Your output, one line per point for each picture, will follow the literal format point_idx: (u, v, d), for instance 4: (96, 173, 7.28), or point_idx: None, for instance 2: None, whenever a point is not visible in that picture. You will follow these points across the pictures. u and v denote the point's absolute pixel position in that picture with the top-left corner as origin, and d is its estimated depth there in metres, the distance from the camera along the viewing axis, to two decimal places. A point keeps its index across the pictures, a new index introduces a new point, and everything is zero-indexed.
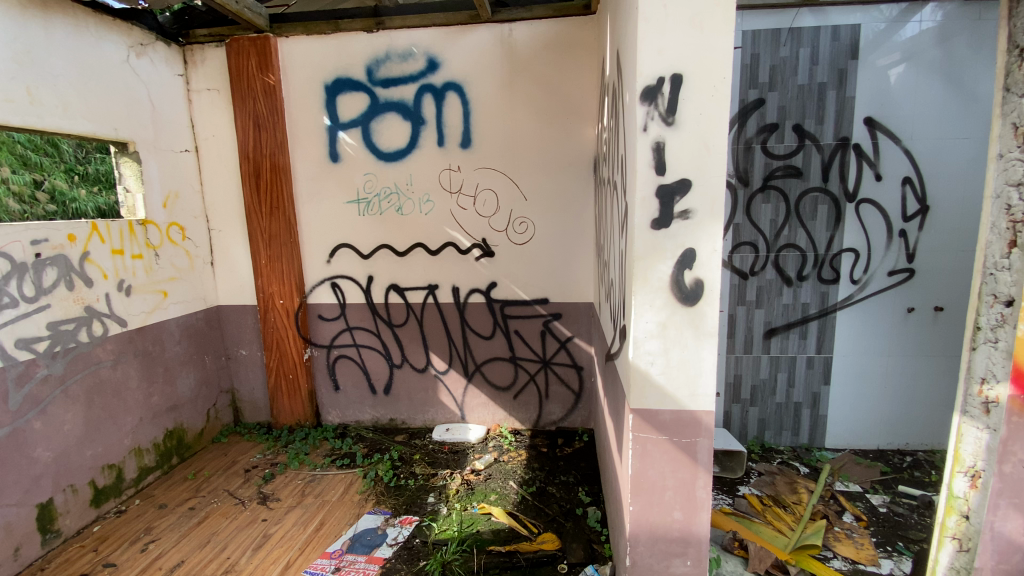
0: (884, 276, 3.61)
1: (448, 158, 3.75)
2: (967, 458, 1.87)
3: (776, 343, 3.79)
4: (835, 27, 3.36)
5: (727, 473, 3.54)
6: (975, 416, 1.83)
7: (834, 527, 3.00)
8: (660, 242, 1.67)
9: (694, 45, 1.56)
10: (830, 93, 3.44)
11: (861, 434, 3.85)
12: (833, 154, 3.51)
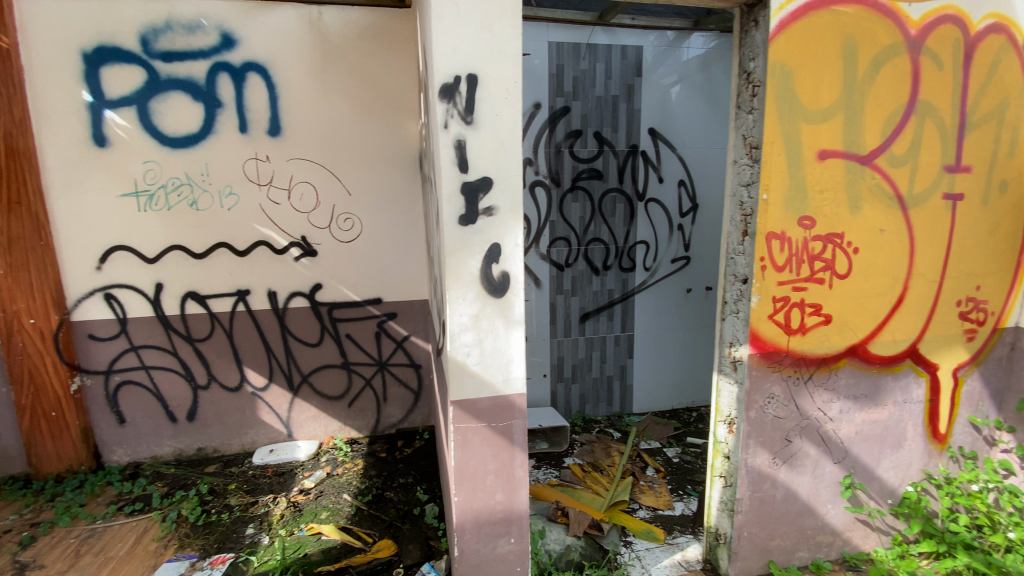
0: (669, 263, 4.26)
1: (252, 147, 3.34)
2: (724, 408, 2.31)
3: (590, 326, 4.21)
4: (623, 46, 3.84)
5: (555, 447, 3.84)
6: (727, 373, 2.26)
7: (639, 482, 3.46)
8: (468, 237, 1.71)
9: (488, 47, 1.62)
10: (622, 105, 3.92)
11: (659, 398, 4.50)
12: (626, 159, 4.00)
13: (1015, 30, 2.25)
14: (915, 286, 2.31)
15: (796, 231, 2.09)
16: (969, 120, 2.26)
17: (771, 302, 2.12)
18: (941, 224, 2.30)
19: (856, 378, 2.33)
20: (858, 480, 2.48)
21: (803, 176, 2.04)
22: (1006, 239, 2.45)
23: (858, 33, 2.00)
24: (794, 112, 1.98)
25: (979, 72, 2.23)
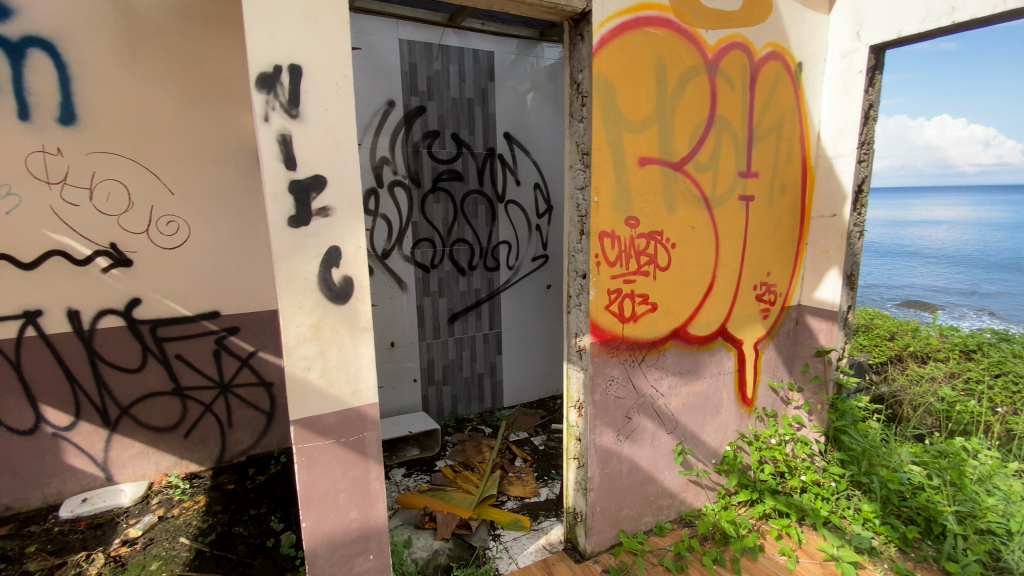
0: (529, 261, 4.44)
1: (37, 137, 2.75)
2: (574, 394, 2.46)
3: (459, 326, 4.21)
4: (474, 50, 3.90)
5: (426, 452, 3.78)
6: (574, 361, 2.41)
7: (508, 474, 3.55)
8: (302, 240, 1.60)
9: (312, 39, 1.53)
10: (477, 108, 3.98)
11: (527, 389, 4.68)
12: (484, 161, 4.08)
13: (787, 58, 2.75)
14: (721, 275, 2.71)
15: (624, 229, 2.31)
16: (756, 134, 2.70)
17: (606, 294, 2.32)
18: (739, 222, 2.73)
19: (681, 356, 2.65)
20: (688, 446, 2.83)
21: (627, 180, 2.27)
22: (786, 233, 2.98)
23: (666, 53, 2.27)
24: (617, 123, 2.18)
25: (762, 94, 2.68)
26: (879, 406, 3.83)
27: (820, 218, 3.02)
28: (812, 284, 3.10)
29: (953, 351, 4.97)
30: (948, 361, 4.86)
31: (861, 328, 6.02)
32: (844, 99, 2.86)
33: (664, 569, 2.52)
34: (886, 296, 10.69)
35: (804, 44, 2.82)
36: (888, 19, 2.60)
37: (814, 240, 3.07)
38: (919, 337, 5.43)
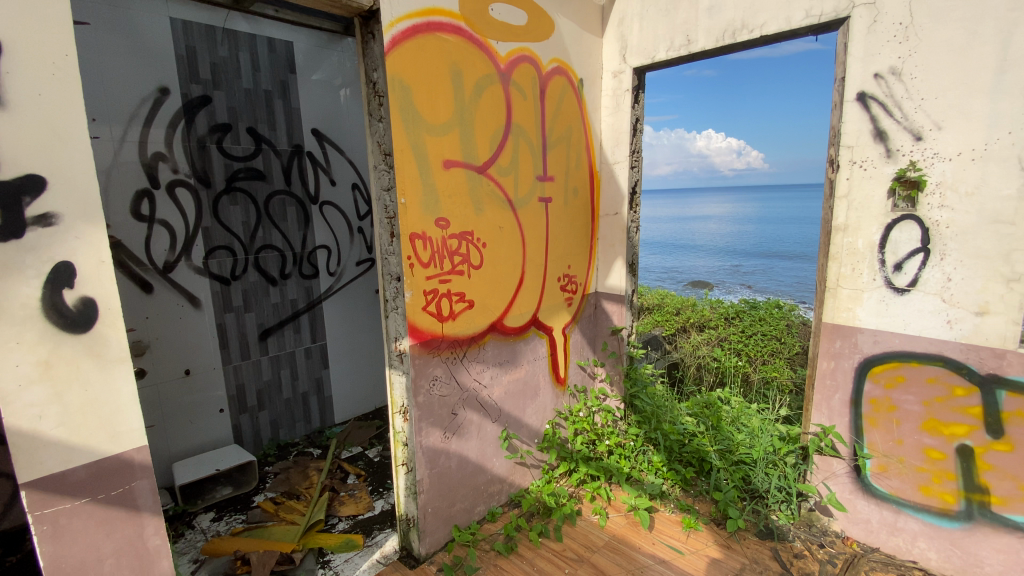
0: (353, 266, 4.23)
1: None
2: (398, 400, 2.42)
3: (273, 343, 3.78)
4: (269, 38, 3.54)
5: (242, 488, 3.35)
6: (396, 365, 2.36)
7: (339, 494, 3.32)
8: (12, 257, 1.29)
9: (13, 8, 1.24)
10: (277, 102, 3.62)
11: (360, 402, 4.45)
12: (290, 159, 3.74)
13: (570, 74, 3.07)
14: (529, 271, 2.92)
15: (434, 230, 2.34)
16: (549, 141, 2.97)
17: (422, 295, 2.32)
18: (540, 221, 2.97)
19: (499, 348, 2.79)
20: (512, 431, 3.00)
21: (433, 182, 2.30)
22: (581, 230, 3.34)
23: (461, 60, 2.36)
24: (417, 124, 2.20)
25: (551, 105, 2.96)
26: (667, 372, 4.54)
27: (607, 216, 3.45)
28: (605, 273, 3.53)
29: (720, 318, 6.12)
30: (717, 327, 5.97)
31: (656, 306, 7.05)
32: (618, 113, 3.31)
33: (495, 553, 2.64)
34: (676, 281, 12.68)
35: (583, 63, 3.18)
36: (645, 45, 3.09)
37: (603, 236, 3.51)
38: (697, 310, 6.57)
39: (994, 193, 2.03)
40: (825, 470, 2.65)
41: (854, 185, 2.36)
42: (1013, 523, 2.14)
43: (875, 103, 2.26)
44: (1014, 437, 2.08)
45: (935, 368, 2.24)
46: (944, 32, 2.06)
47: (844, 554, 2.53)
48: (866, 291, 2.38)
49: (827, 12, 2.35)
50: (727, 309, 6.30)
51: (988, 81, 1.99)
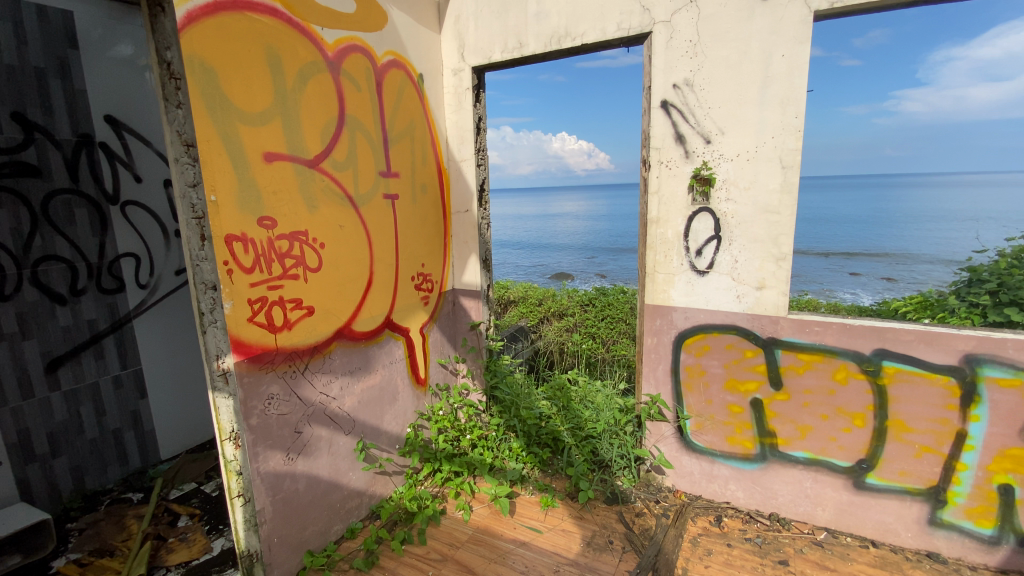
0: (172, 276, 3.64)
1: None
2: (226, 426, 2.06)
3: (66, 375, 3.09)
4: (38, 6, 2.86)
5: (35, 554, 2.69)
6: (220, 388, 2.02)
7: (167, 542, 2.86)
8: None
9: None
10: (53, 82, 2.95)
11: (192, 431, 3.86)
12: (76, 152, 3.08)
13: (407, 67, 3.00)
14: (379, 270, 2.79)
15: (258, 231, 2.12)
16: (391, 136, 2.87)
17: (247, 304, 2.09)
18: (387, 218, 2.86)
19: (348, 355, 2.62)
20: (369, 441, 2.86)
21: (252, 178, 2.08)
22: (432, 227, 3.28)
23: (279, 44, 2.16)
24: (228, 113, 1.97)
25: (390, 99, 2.85)
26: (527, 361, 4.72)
27: (458, 213, 3.45)
28: (460, 270, 3.53)
29: (577, 305, 6.54)
30: (574, 314, 6.39)
31: (521, 299, 7.33)
32: (460, 111, 3.32)
33: (355, 570, 2.50)
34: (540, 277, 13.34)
35: (421, 58, 3.13)
36: (481, 46, 3.14)
37: (456, 233, 3.49)
38: (558, 299, 6.95)
39: (763, 188, 2.45)
40: (656, 434, 3.00)
41: (663, 183, 2.69)
42: (793, 458, 2.61)
43: (675, 110, 2.59)
44: (789, 386, 2.55)
45: (731, 336, 2.64)
46: (721, 51, 2.43)
47: (675, 505, 2.88)
48: (678, 274, 2.73)
49: (634, 26, 2.62)
50: (584, 296, 6.77)
51: (755, 94, 2.39)
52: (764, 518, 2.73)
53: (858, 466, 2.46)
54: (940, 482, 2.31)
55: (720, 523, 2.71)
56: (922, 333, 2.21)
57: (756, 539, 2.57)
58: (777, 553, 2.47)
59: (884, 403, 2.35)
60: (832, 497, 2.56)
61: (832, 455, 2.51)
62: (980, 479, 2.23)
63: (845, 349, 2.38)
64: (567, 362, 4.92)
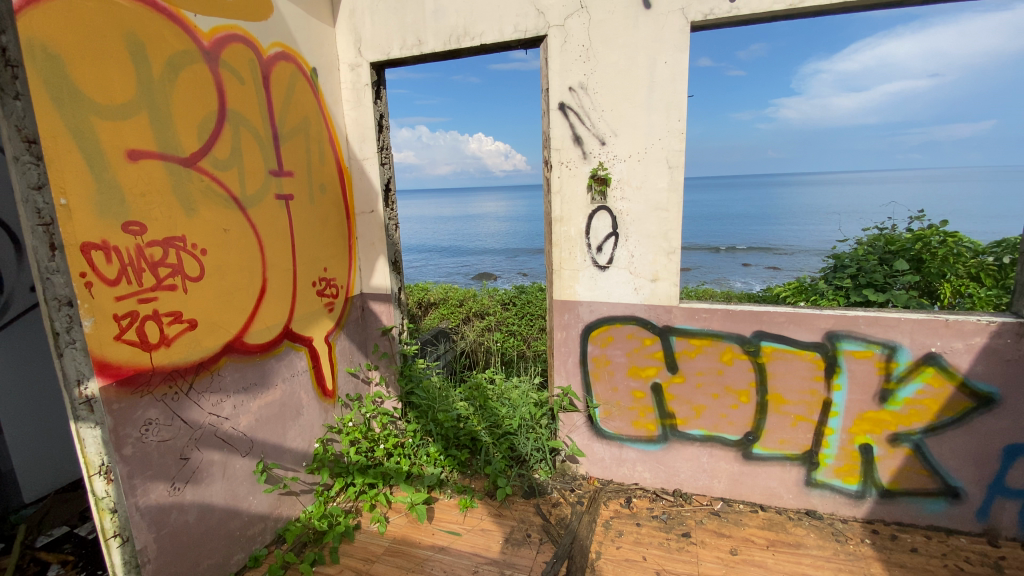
0: (27, 293, 3.11)
1: None
2: (94, 459, 1.83)
3: None
4: None
5: None
6: (84, 417, 1.79)
7: None
8: None
9: None
10: None
11: (62, 467, 3.37)
12: None
13: (298, 61, 2.83)
14: (273, 277, 2.61)
15: (123, 238, 1.89)
16: (281, 133, 2.69)
17: (112, 320, 1.85)
18: (280, 220, 2.67)
19: (241, 371, 2.43)
20: (271, 461, 2.66)
21: (114, 179, 1.85)
22: (335, 228, 3.12)
23: (142, 31, 1.94)
24: (81, 106, 1.74)
25: (279, 93, 2.67)
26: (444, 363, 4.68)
27: (362, 214, 3.32)
28: (368, 273, 3.38)
29: (498, 305, 6.49)
30: (494, 314, 6.31)
31: (441, 300, 7.07)
32: (360, 107, 3.19)
33: None
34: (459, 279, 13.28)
35: (314, 51, 2.96)
36: (379, 42, 3.04)
37: (362, 235, 3.34)
38: (478, 300, 6.81)
39: (653, 187, 2.60)
40: (569, 424, 3.09)
41: (564, 182, 2.76)
42: (690, 436, 2.81)
43: (572, 112, 2.67)
44: (684, 370, 2.73)
45: (632, 326, 2.78)
46: (611, 56, 2.54)
47: (589, 492, 2.99)
48: (582, 270, 2.82)
49: (530, 28, 2.67)
50: (504, 295, 6.70)
51: (642, 98, 2.53)
52: (669, 495, 2.91)
53: (746, 438, 2.70)
54: (813, 446, 2.59)
55: (630, 504, 2.85)
56: (792, 315, 2.47)
57: (662, 516, 2.73)
58: (681, 527, 2.64)
59: (765, 379, 2.59)
60: (726, 469, 2.78)
61: (724, 430, 2.73)
62: (845, 441, 2.53)
63: (729, 333, 2.60)
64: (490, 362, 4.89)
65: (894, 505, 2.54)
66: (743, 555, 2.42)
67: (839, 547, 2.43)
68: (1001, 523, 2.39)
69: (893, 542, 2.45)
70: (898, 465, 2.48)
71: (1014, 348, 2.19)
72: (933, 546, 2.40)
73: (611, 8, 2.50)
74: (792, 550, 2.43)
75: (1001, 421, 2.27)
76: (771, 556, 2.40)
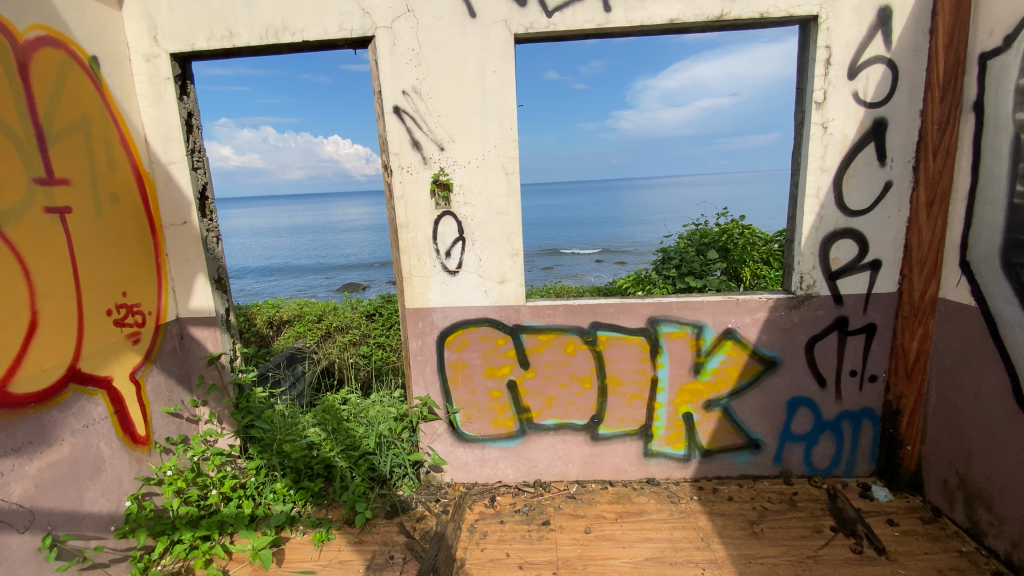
0: None
1: None
2: None
3: None
4: None
5: None
6: None
7: None
8: None
9: None
10: None
11: None
12: None
13: (70, 47, 2.35)
14: (48, 308, 2.13)
15: None
16: (49, 133, 2.20)
17: None
18: (53, 238, 2.19)
19: (7, 429, 1.94)
20: (62, 533, 2.17)
21: None
22: (134, 244, 2.65)
23: None
24: None
25: (43, 85, 2.19)
26: (293, 387, 4.31)
27: (171, 227, 2.88)
28: (184, 294, 2.94)
29: (360, 317, 5.66)
30: (361, 327, 5.49)
31: (296, 316, 5.91)
32: (160, 104, 2.77)
33: None
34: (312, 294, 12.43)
35: (92, 37, 2.49)
36: (179, 30, 2.66)
37: (173, 251, 2.90)
38: (338, 312, 5.78)
39: (493, 192, 2.67)
40: (431, 434, 3.03)
41: (406, 188, 2.69)
42: (545, 427, 2.94)
43: (407, 115, 2.61)
44: (534, 364, 2.85)
45: (484, 327, 2.82)
46: (442, 62, 2.55)
47: (454, 499, 2.95)
48: (432, 276, 2.78)
49: (357, 28, 2.55)
50: (367, 305, 5.73)
51: (475, 105, 2.58)
52: (530, 486, 3.01)
53: (592, 421, 2.90)
54: (646, 421, 2.88)
55: (494, 503, 2.89)
56: (620, 305, 2.72)
57: (523, 509, 2.81)
58: (541, 516, 2.75)
59: (603, 365, 2.81)
60: (579, 453, 2.96)
61: (574, 417, 2.91)
62: (672, 412, 2.86)
63: (570, 326, 2.77)
64: (350, 380, 4.62)
65: (714, 462, 2.93)
66: (596, 532, 2.59)
67: (673, 508, 2.74)
68: (791, 464, 2.90)
69: (714, 494, 2.83)
70: (713, 427, 2.87)
71: (786, 318, 2.68)
72: (744, 492, 2.83)
73: (437, 15, 2.51)
74: (636, 518, 2.67)
75: (783, 379, 2.76)
76: (619, 528, 2.61)
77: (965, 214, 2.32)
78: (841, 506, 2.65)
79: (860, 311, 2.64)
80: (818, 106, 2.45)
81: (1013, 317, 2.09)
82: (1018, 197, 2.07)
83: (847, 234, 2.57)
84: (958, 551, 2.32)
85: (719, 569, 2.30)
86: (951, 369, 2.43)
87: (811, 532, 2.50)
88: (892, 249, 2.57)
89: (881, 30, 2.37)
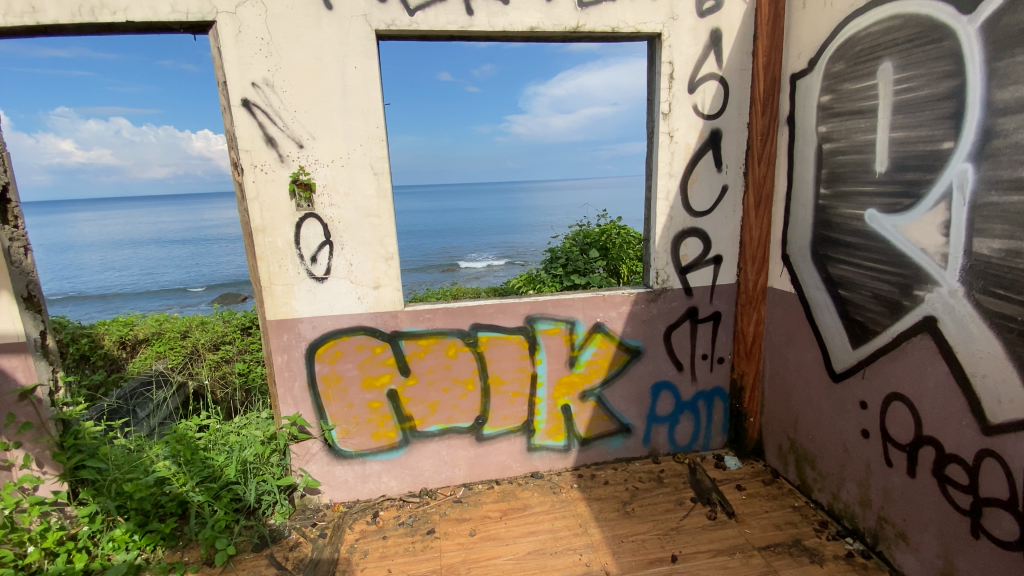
0: None
1: None
2: None
3: None
4: None
5: None
6: None
7: None
8: None
9: None
10: None
11: None
12: None
13: None
14: None
15: None
16: None
17: None
18: None
19: None
20: None
21: None
22: None
23: None
24: None
25: None
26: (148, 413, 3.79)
27: None
28: None
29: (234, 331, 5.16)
30: (234, 342, 4.95)
31: (154, 334, 5.20)
32: None
33: None
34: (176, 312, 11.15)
35: None
36: None
37: None
38: (207, 326, 5.21)
39: (361, 193, 2.57)
40: (305, 454, 2.82)
41: (261, 188, 2.48)
42: (429, 433, 2.88)
43: (258, 110, 2.41)
44: (415, 370, 2.78)
45: (359, 336, 2.70)
46: (297, 55, 2.39)
47: (333, 520, 2.78)
48: (297, 284, 2.60)
49: (193, 11, 2.30)
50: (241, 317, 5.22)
51: (337, 102, 2.46)
52: (415, 496, 2.94)
53: (476, 423, 2.91)
54: (528, 416, 2.96)
55: (377, 519, 2.77)
56: (499, 305, 2.75)
57: (408, 520, 2.74)
58: (426, 525, 2.70)
59: (484, 365, 2.83)
60: (464, 456, 2.95)
61: (458, 420, 2.89)
62: (551, 405, 2.96)
63: (451, 329, 2.75)
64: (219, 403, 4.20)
65: (591, 450, 3.09)
66: (480, 533, 2.60)
67: (555, 499, 2.84)
68: (658, 444, 3.15)
69: (592, 481, 2.98)
70: (589, 416, 3.02)
71: (646, 310, 2.90)
72: (618, 475, 3.02)
73: (290, 3, 2.34)
74: (520, 514, 2.73)
75: (647, 366, 2.98)
76: (503, 526, 2.65)
77: (784, 213, 2.69)
78: (700, 478, 2.94)
79: (707, 301, 2.95)
80: (664, 116, 2.68)
81: (823, 300, 2.46)
82: (823, 199, 2.44)
83: (694, 232, 2.85)
84: (792, 507, 2.68)
85: (595, 552, 2.42)
86: (779, 348, 2.80)
87: (675, 505, 2.73)
88: (730, 245, 2.91)
89: (713, 49, 2.67)
